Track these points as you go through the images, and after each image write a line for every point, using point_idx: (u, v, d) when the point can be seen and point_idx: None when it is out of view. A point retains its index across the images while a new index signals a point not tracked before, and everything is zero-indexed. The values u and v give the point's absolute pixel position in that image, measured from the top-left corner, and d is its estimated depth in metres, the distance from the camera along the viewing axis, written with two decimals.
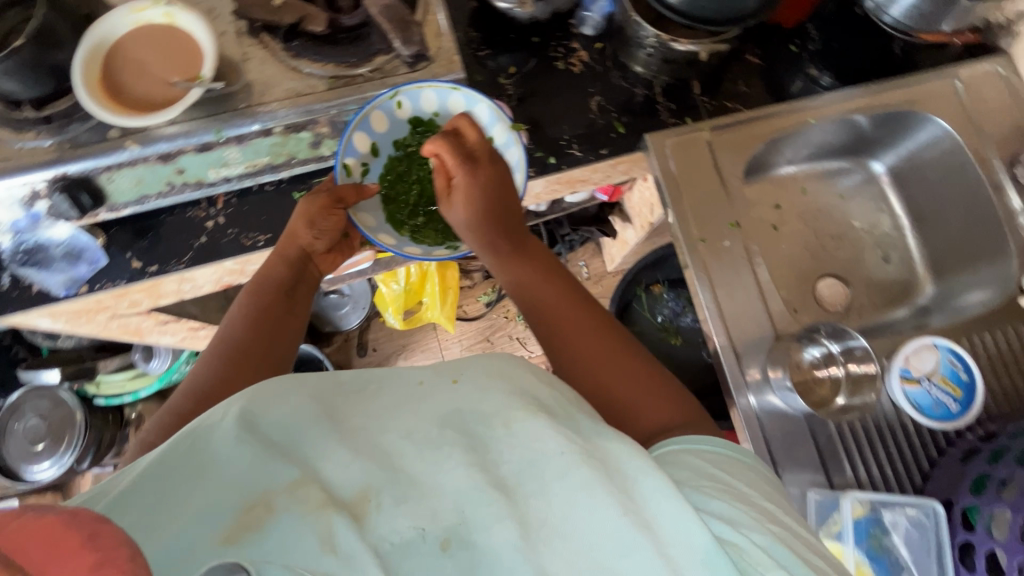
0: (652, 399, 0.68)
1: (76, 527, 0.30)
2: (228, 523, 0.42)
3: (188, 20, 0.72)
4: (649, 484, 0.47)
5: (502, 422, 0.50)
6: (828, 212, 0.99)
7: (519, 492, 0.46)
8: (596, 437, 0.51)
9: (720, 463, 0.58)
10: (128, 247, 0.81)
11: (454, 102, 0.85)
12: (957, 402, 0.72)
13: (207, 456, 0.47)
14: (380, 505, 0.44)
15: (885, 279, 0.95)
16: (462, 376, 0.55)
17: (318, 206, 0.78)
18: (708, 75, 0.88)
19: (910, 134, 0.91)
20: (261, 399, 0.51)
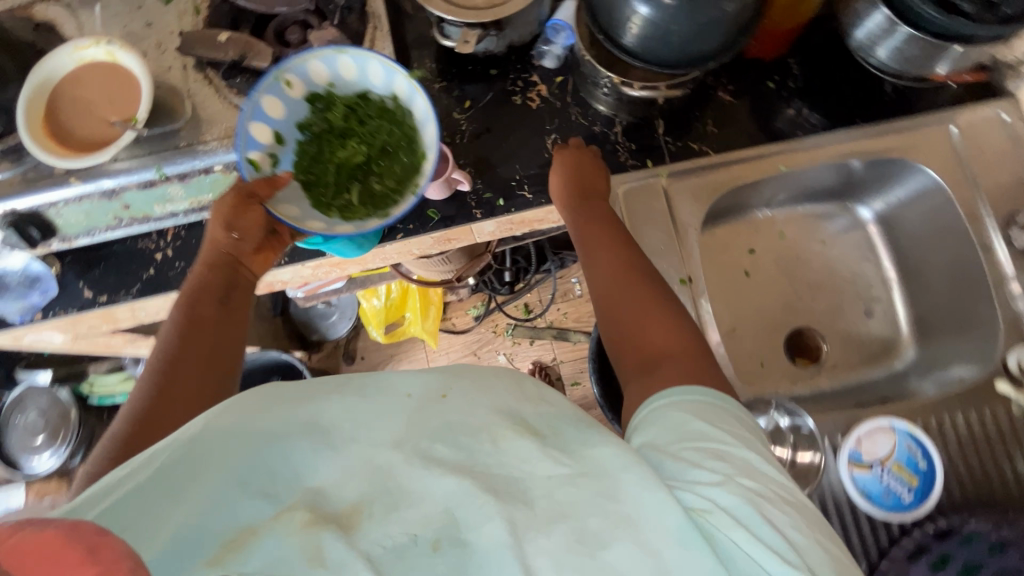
0: (696, 367, 0.56)
1: (77, 542, 0.31)
2: (208, 552, 0.37)
3: (126, 58, 0.72)
4: (631, 471, 0.43)
5: (490, 438, 0.46)
6: (810, 259, 0.91)
7: (511, 496, 0.42)
8: (580, 447, 0.46)
9: (709, 415, 0.50)
10: (81, 276, 0.83)
11: (345, 66, 0.72)
12: (911, 492, 0.66)
13: (188, 469, 0.42)
14: (370, 516, 0.40)
15: (866, 335, 0.88)
16: (452, 390, 0.51)
17: (229, 203, 0.65)
18: (674, 114, 0.82)
19: (899, 181, 0.83)
20: (237, 415, 0.46)
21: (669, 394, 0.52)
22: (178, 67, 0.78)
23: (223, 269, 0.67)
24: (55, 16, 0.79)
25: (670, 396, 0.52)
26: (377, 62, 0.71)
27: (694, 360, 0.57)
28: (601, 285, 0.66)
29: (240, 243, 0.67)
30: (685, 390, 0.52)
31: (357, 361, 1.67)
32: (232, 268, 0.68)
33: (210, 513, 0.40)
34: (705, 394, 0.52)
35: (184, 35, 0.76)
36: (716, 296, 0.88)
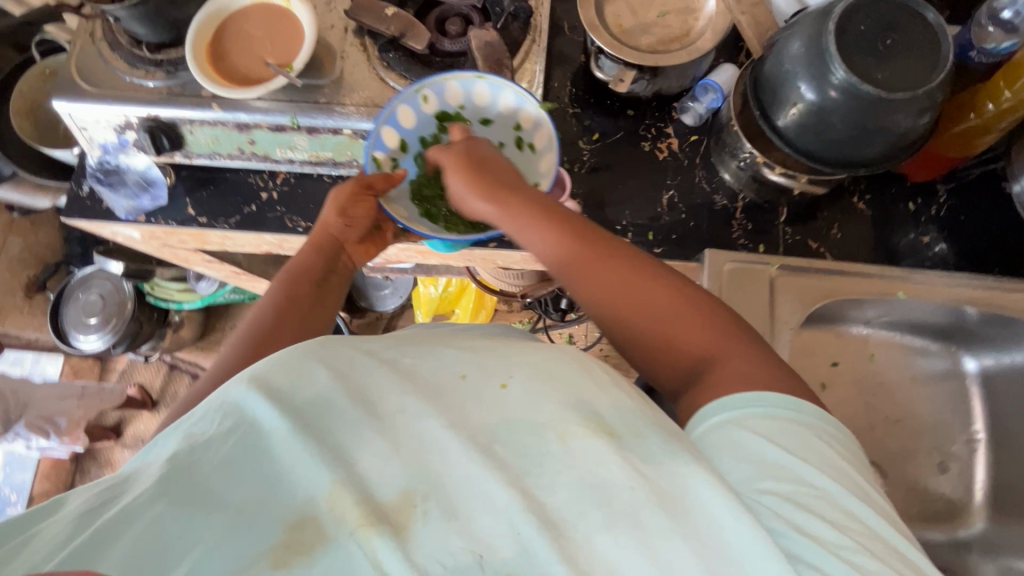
0: (750, 359, 0.50)
1: None
2: (271, 541, 0.36)
3: (300, 10, 0.75)
4: (715, 504, 0.38)
5: (554, 437, 0.41)
6: (895, 392, 0.86)
7: (573, 527, 0.37)
8: (666, 459, 0.40)
9: (781, 436, 0.44)
10: (190, 193, 0.86)
11: (480, 90, 0.74)
12: None
13: (228, 449, 0.40)
14: (426, 514, 0.37)
15: (934, 491, 0.82)
16: (511, 377, 0.45)
17: (346, 193, 0.70)
18: (800, 206, 0.80)
19: (1021, 345, 0.78)
20: (283, 382, 0.43)
21: (715, 409, 0.47)
22: (340, 28, 0.80)
23: (329, 253, 0.71)
24: None
25: (720, 411, 0.47)
26: (513, 92, 0.74)
27: (743, 359, 0.50)
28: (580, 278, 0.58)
29: (346, 229, 0.72)
30: (747, 400, 0.46)
31: None
32: (339, 254, 0.72)
33: (261, 501, 0.38)
34: (774, 402, 0.46)
35: None
36: None
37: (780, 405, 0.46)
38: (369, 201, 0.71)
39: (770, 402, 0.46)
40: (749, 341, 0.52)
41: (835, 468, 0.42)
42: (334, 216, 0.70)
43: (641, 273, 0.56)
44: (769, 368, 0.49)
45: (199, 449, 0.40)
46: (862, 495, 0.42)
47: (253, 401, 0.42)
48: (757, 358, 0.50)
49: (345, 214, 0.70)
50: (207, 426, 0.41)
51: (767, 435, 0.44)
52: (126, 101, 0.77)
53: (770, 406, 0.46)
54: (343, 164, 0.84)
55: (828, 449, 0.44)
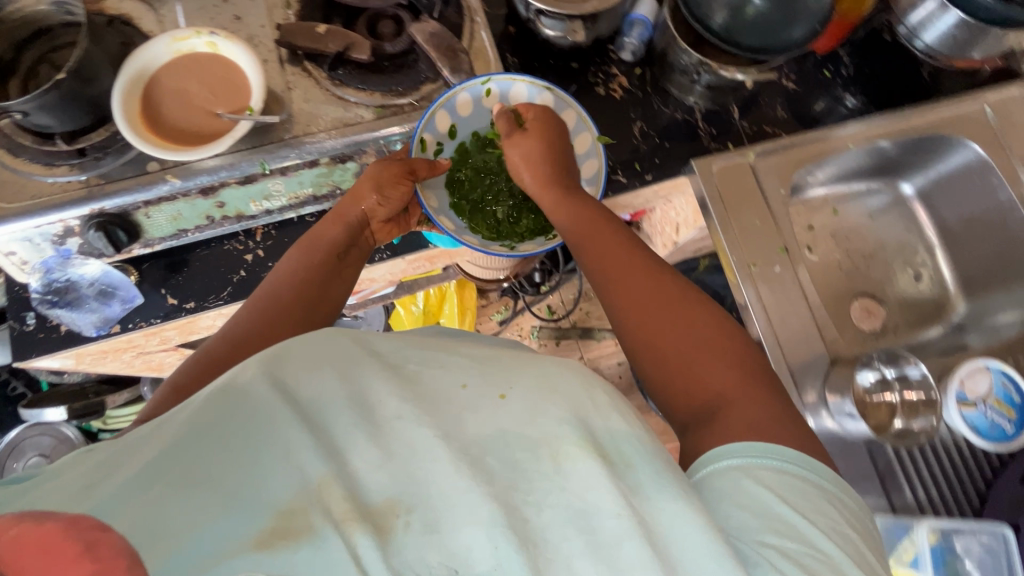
0: (762, 408, 0.54)
1: (75, 537, 0.34)
2: (257, 527, 0.37)
3: (234, 50, 0.70)
4: (702, 546, 0.40)
5: (550, 455, 0.43)
6: (859, 232, 1.00)
7: (546, 546, 0.40)
8: (654, 491, 0.42)
9: (787, 490, 0.46)
10: (161, 284, 0.78)
11: (543, 102, 0.82)
12: (1012, 423, 0.72)
13: (232, 426, 0.42)
14: (408, 526, 0.39)
15: (917, 298, 0.97)
16: (510, 388, 0.47)
17: (388, 173, 0.73)
18: (746, 100, 0.89)
19: (943, 156, 0.92)
20: (292, 376, 0.44)
21: (722, 455, 0.49)
22: (274, 60, 0.75)
23: (353, 228, 0.74)
24: (130, 10, 0.75)
25: (732, 456, 0.49)
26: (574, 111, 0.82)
27: (759, 405, 0.54)
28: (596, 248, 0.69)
29: (378, 205, 0.73)
30: (759, 449, 0.49)
31: None
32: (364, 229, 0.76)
33: (247, 485, 0.39)
34: (785, 456, 0.49)
35: (282, 27, 0.75)
36: None
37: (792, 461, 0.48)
38: (406, 186, 0.75)
39: (785, 458, 0.48)
40: (764, 395, 0.55)
41: (838, 533, 0.45)
42: (372, 192, 0.72)
43: (680, 304, 0.62)
44: (782, 425, 0.53)
45: (206, 419, 0.42)
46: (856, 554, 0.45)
47: (263, 388, 0.43)
48: (769, 407, 0.54)
49: (381, 190, 0.73)
50: (211, 407, 0.43)
51: (771, 485, 0.46)
52: (59, 204, 0.67)
53: (780, 461, 0.48)
54: (326, 196, 0.79)
55: (833, 514, 0.46)
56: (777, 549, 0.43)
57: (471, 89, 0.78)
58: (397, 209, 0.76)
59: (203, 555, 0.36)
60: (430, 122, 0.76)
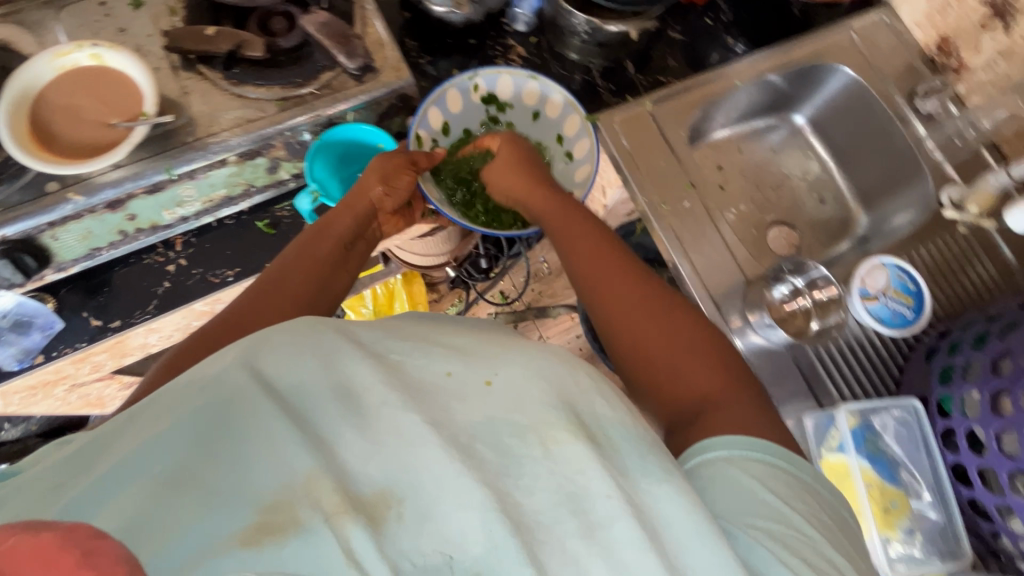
0: (741, 404, 0.59)
1: (72, 544, 0.32)
2: (245, 521, 0.35)
3: (118, 58, 0.70)
4: (685, 524, 0.43)
5: (539, 441, 0.43)
6: (765, 166, 1.06)
7: (537, 533, 0.39)
8: (639, 476, 0.44)
9: (767, 478, 0.50)
10: (81, 308, 0.76)
11: (530, 91, 0.88)
12: (911, 309, 0.78)
13: (211, 421, 0.39)
14: (401, 515, 0.38)
15: (824, 218, 1.04)
16: (496, 373, 0.47)
17: (393, 164, 0.79)
18: (638, 54, 0.94)
19: (822, 85, 1.00)
20: (278, 362, 0.42)
21: (715, 446, 0.53)
22: (166, 67, 0.75)
23: (363, 218, 0.79)
24: (8, 36, 0.74)
25: (718, 448, 0.53)
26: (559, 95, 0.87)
27: (737, 402, 0.59)
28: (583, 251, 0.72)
29: (385, 196, 0.79)
30: (744, 443, 0.53)
31: None
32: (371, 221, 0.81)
33: (232, 479, 0.37)
34: (765, 450, 0.53)
35: (168, 33, 0.74)
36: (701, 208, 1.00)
37: (769, 452, 0.52)
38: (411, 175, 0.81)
39: (770, 453, 0.53)
40: (750, 399, 0.60)
41: (815, 516, 0.48)
42: (378, 182, 0.77)
43: (661, 308, 0.66)
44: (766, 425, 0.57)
45: (181, 412, 0.40)
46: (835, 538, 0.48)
47: (245, 376, 0.41)
48: (753, 409, 0.58)
49: (387, 180, 0.79)
50: (192, 398, 0.41)
51: (755, 474, 0.50)
52: None
53: (761, 452, 0.52)
54: (240, 196, 0.80)
55: (809, 500, 0.50)
56: (762, 530, 0.46)
57: (457, 84, 0.86)
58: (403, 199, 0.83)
59: (187, 554, 0.34)
60: (421, 115, 0.83)
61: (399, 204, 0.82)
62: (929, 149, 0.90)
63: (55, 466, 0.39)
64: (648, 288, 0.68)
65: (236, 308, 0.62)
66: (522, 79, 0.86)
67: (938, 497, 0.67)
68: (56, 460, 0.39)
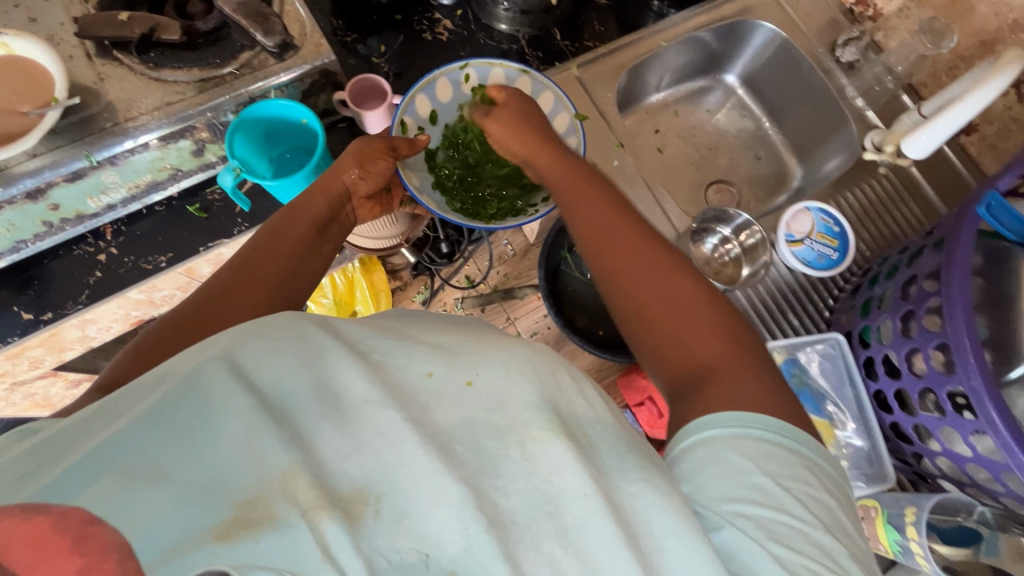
0: (746, 377, 0.55)
1: (62, 530, 0.34)
2: (222, 515, 0.36)
3: (25, 46, 0.69)
4: (664, 522, 0.43)
5: (517, 441, 0.44)
6: (701, 128, 1.09)
7: (516, 531, 0.40)
8: (619, 478, 0.45)
9: (766, 458, 0.48)
10: (12, 302, 0.76)
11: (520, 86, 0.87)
12: (836, 251, 0.81)
13: (190, 413, 0.40)
14: (377, 513, 0.38)
15: (761, 173, 1.06)
16: (477, 374, 0.48)
17: (372, 147, 0.77)
18: (566, 21, 0.95)
19: (747, 42, 1.01)
20: (258, 357, 0.43)
21: (708, 423, 0.51)
22: (79, 54, 0.74)
23: (336, 199, 0.78)
24: None
25: (712, 426, 0.50)
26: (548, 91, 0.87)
27: (743, 373, 0.56)
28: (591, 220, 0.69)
29: (359, 179, 0.79)
30: (740, 419, 0.50)
31: None
32: (345, 206, 0.80)
33: (213, 474, 0.38)
34: (769, 427, 0.50)
35: (79, 20, 0.74)
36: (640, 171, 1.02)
37: (776, 432, 0.50)
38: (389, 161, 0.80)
39: (776, 430, 0.50)
40: (756, 370, 0.56)
41: (817, 499, 0.47)
42: (356, 164, 0.76)
43: (668, 270, 0.63)
44: (769, 400, 0.53)
45: (154, 400, 0.40)
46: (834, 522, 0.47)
47: (222, 371, 0.42)
48: (756, 378, 0.55)
49: (364, 163, 0.78)
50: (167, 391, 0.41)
51: (753, 456, 0.48)
52: None
53: (760, 429, 0.50)
54: (167, 181, 0.80)
55: (810, 480, 0.48)
56: (749, 516, 0.45)
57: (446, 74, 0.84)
58: (379, 184, 0.82)
59: (164, 544, 0.34)
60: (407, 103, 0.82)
61: (373, 189, 0.82)
62: (852, 96, 0.92)
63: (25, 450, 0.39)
64: (654, 251, 0.65)
65: (203, 298, 0.62)
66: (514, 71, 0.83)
67: (861, 424, 0.70)
68: (27, 444, 0.40)
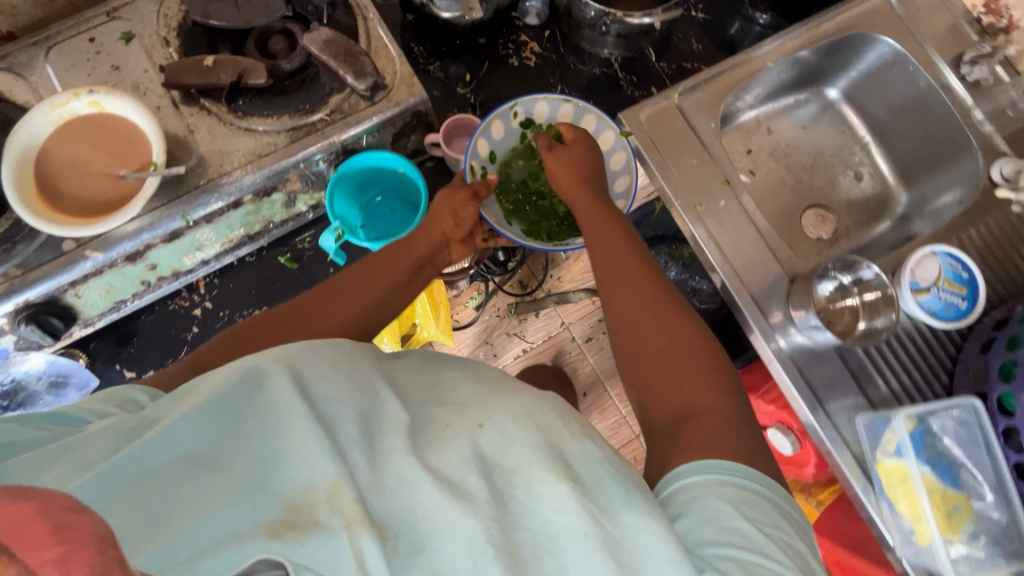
0: (732, 422, 0.56)
1: (52, 519, 0.27)
2: (263, 518, 0.38)
3: (119, 104, 0.65)
4: (665, 556, 0.41)
5: (523, 480, 0.44)
6: (796, 146, 1.01)
7: (530, 569, 0.39)
8: (620, 508, 0.44)
9: (746, 508, 0.48)
10: (115, 358, 0.75)
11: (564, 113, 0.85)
12: (964, 299, 0.75)
13: (251, 419, 0.43)
14: (395, 548, 0.38)
15: (862, 197, 0.99)
16: (489, 418, 0.49)
17: (458, 198, 0.77)
18: (660, 40, 0.88)
19: (858, 56, 0.93)
20: (317, 364, 0.47)
21: (692, 469, 0.50)
22: (167, 104, 0.71)
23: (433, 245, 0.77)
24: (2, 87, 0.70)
25: (694, 472, 0.50)
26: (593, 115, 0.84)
27: (730, 421, 0.56)
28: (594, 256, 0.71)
29: (456, 227, 0.77)
30: (721, 465, 0.50)
31: None
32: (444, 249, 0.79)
33: (261, 476, 0.40)
34: (744, 472, 0.50)
35: (165, 68, 0.70)
36: None
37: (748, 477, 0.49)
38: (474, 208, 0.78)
39: (747, 475, 0.50)
40: (735, 411, 0.57)
41: (794, 549, 0.47)
42: (451, 217, 0.76)
43: (665, 305, 0.66)
44: (756, 453, 0.54)
45: (219, 399, 0.44)
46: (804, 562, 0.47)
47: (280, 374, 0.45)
48: (740, 425, 0.56)
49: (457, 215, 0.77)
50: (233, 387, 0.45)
51: (730, 500, 0.48)
52: None
53: (739, 476, 0.50)
54: (260, 233, 0.76)
55: (785, 526, 0.48)
56: (734, 560, 0.44)
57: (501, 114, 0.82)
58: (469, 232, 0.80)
59: (204, 541, 0.36)
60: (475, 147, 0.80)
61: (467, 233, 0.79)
62: (978, 118, 0.85)
63: (107, 427, 0.43)
64: (656, 289, 0.67)
65: (263, 321, 0.64)
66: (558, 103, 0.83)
67: (1001, 495, 0.67)
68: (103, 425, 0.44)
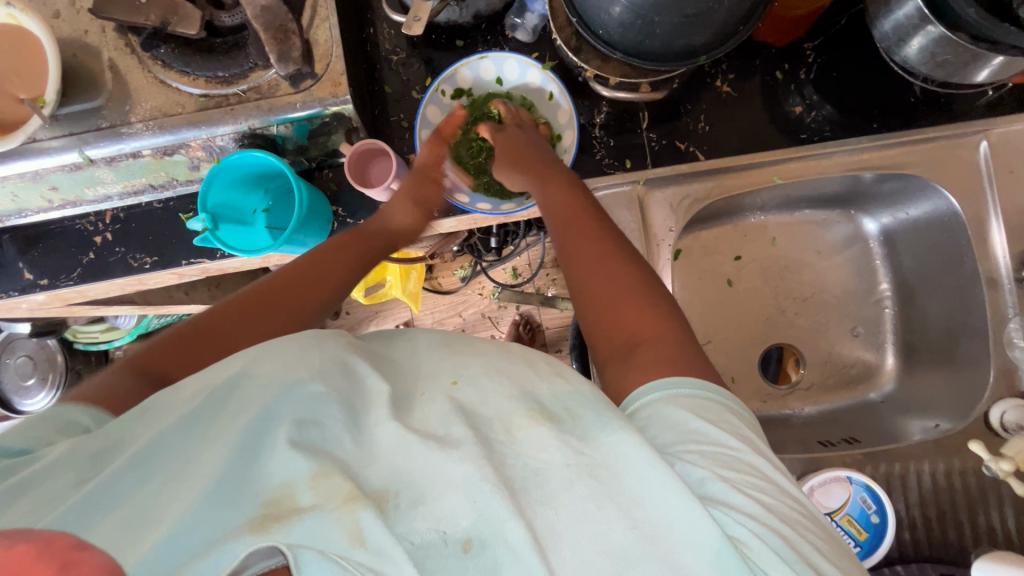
0: (682, 345, 0.48)
1: (46, 555, 0.27)
2: (249, 514, 0.33)
3: (28, 23, 0.63)
4: (660, 482, 0.36)
5: (505, 427, 0.41)
6: (798, 269, 0.82)
7: (524, 498, 0.36)
8: (598, 432, 0.39)
9: (701, 410, 0.42)
10: (22, 255, 0.80)
11: (485, 70, 0.74)
12: (859, 545, 0.66)
13: (228, 419, 0.39)
14: (397, 506, 0.35)
15: (849, 358, 0.81)
16: (463, 375, 0.45)
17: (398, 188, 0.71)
18: (660, 105, 0.73)
19: (911, 198, 0.74)
20: (249, 360, 0.43)
21: (646, 390, 0.45)
22: (95, 31, 0.67)
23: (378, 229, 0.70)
24: None
25: (652, 391, 0.44)
26: (511, 61, 0.73)
27: (679, 338, 0.49)
28: (563, 216, 0.61)
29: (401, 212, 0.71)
30: (671, 381, 0.44)
31: (340, 317, 1.39)
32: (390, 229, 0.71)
33: (245, 469, 0.36)
34: (693, 385, 0.44)
35: None
36: (690, 309, 0.81)
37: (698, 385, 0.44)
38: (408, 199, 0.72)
39: (696, 386, 0.44)
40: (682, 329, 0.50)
41: (753, 441, 0.42)
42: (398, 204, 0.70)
43: (627, 246, 0.58)
44: (698, 362, 0.47)
45: (190, 407, 0.40)
46: (775, 465, 0.42)
47: (241, 382, 0.42)
48: (683, 341, 0.49)
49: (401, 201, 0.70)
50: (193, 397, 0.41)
51: (686, 406, 0.42)
52: None
53: (685, 389, 0.44)
54: (164, 186, 0.76)
55: (739, 425, 0.42)
56: (704, 455, 0.39)
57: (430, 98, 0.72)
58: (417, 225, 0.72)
59: (193, 543, 0.32)
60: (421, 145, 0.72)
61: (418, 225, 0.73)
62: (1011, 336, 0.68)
63: (62, 452, 0.37)
64: (616, 238, 0.58)
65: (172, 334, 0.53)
66: (474, 60, 0.72)
67: None
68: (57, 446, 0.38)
